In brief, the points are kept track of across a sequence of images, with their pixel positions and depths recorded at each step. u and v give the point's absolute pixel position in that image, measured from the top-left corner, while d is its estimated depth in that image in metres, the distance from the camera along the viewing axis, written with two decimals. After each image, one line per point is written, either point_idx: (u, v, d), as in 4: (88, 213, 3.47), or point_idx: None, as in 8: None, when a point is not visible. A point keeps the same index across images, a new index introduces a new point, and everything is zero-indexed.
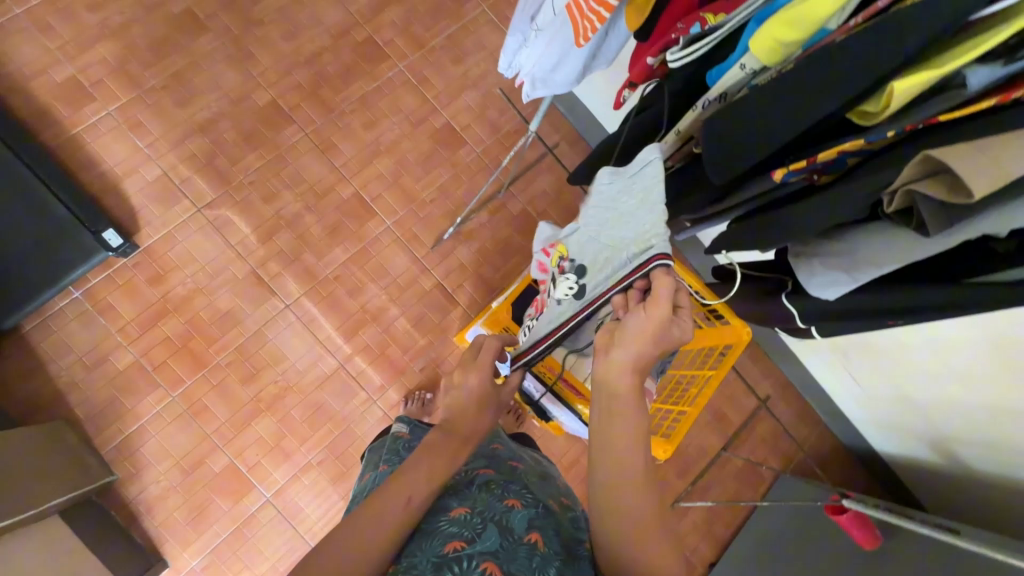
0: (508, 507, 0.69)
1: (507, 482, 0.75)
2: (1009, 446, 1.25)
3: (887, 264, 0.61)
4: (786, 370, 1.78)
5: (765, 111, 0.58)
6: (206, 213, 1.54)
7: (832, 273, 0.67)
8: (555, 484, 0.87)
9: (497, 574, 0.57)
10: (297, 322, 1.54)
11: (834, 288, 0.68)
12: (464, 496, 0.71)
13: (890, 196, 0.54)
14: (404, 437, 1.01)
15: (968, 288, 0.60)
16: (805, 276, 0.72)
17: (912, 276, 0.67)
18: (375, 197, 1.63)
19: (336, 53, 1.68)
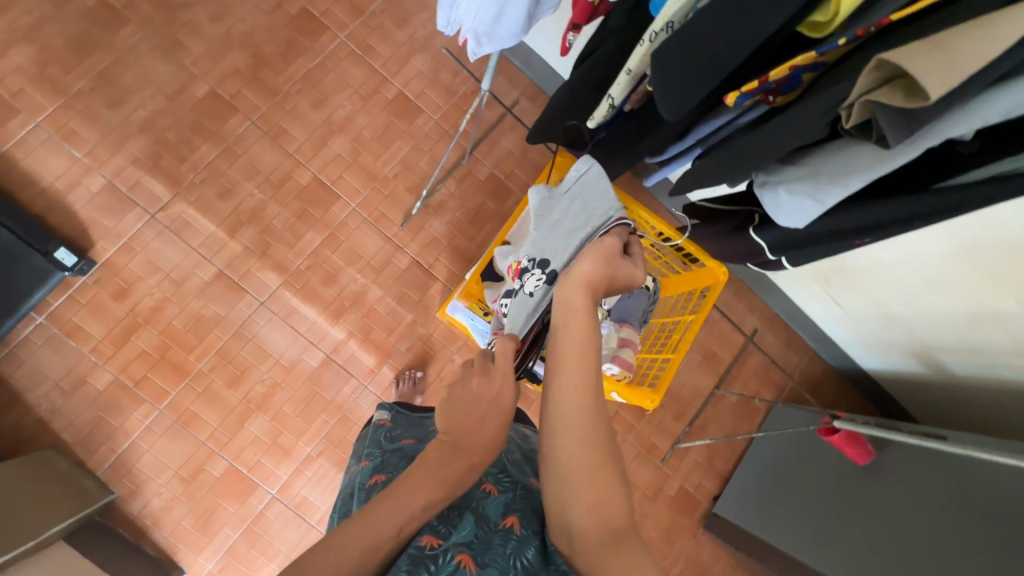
0: (484, 494, 0.71)
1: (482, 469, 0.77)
2: (990, 348, 1.28)
3: (853, 182, 0.59)
4: (771, 303, 1.78)
5: (714, 34, 0.54)
6: (162, 218, 1.47)
7: (799, 200, 0.65)
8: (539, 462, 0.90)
9: (471, 566, 0.59)
10: (275, 317, 1.51)
11: (802, 215, 0.67)
12: None
13: (850, 112, 0.51)
14: (385, 427, 1.02)
15: (935, 195, 0.59)
16: (769, 207, 0.70)
17: (876, 192, 0.65)
18: (336, 180, 1.57)
19: (270, 31, 1.58)
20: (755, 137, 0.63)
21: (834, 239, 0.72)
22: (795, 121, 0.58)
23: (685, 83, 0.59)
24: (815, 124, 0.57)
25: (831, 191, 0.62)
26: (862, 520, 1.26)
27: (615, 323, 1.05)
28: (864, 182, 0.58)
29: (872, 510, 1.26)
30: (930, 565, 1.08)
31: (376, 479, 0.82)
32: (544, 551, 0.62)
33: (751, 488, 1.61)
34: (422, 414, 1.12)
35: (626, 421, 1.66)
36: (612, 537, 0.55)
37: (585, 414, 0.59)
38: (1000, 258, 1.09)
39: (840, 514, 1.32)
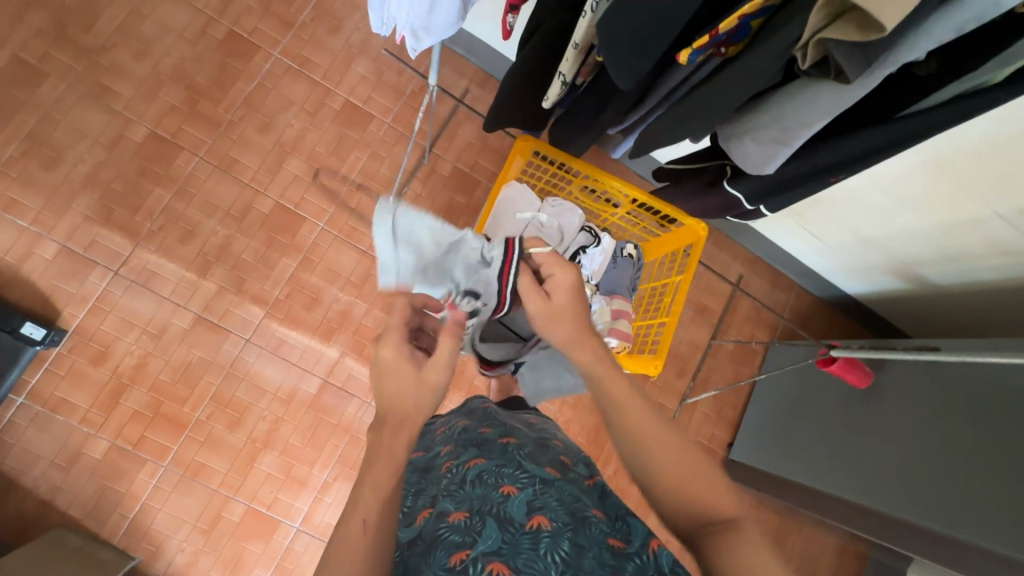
0: (504, 496, 0.76)
1: (500, 470, 0.82)
2: (967, 253, 1.32)
3: (819, 121, 0.59)
4: (752, 247, 1.80)
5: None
6: (126, 273, 1.42)
7: (768, 147, 0.65)
8: (554, 448, 0.96)
9: (503, 571, 0.65)
10: (264, 352, 1.47)
11: (773, 161, 0.66)
12: (460, 498, 0.78)
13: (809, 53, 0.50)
14: None
15: (900, 121, 0.62)
16: (739, 161, 0.69)
17: (843, 128, 0.67)
18: (299, 202, 1.53)
19: (200, 60, 1.52)
20: (714, 92, 0.62)
21: (804, 179, 0.74)
22: (755, 70, 0.57)
23: (636, 52, 0.57)
24: (774, 67, 0.56)
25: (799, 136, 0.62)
26: (873, 441, 1.31)
27: (606, 297, 1.06)
28: (830, 120, 0.58)
29: (881, 429, 1.30)
30: (947, 472, 1.12)
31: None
32: (571, 540, 0.70)
33: (762, 428, 1.65)
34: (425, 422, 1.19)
35: None
36: (716, 522, 0.60)
37: (657, 429, 0.67)
38: (964, 166, 1.11)
39: (849, 438, 1.37)
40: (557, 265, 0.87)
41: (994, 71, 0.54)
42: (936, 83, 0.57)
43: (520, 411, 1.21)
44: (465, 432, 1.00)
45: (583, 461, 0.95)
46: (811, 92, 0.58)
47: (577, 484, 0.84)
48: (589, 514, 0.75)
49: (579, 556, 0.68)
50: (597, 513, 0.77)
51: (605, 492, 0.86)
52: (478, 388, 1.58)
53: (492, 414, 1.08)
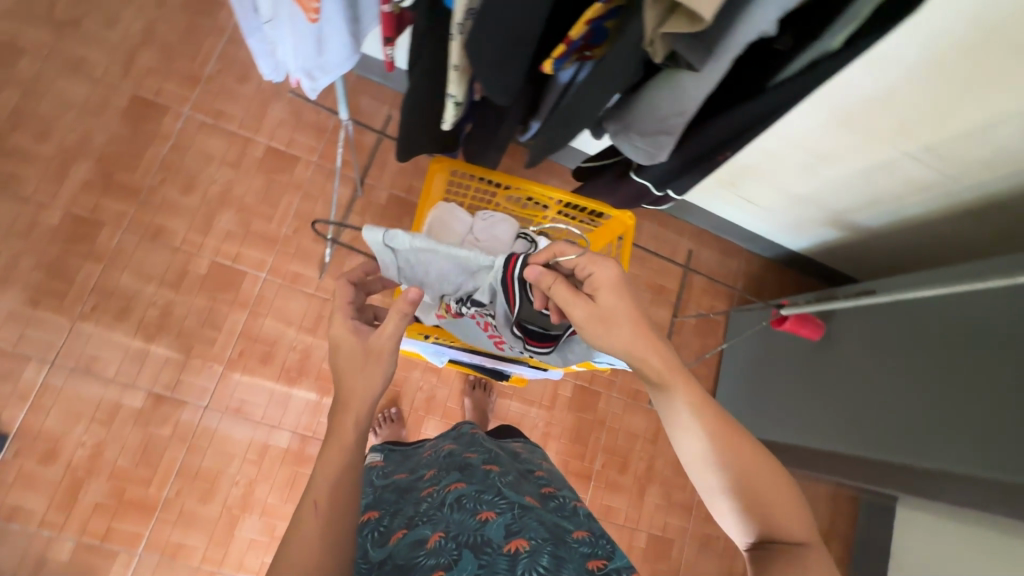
0: (482, 520, 0.76)
1: (479, 495, 0.82)
2: (888, 194, 1.38)
3: (692, 108, 0.61)
4: (696, 221, 1.84)
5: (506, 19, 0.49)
6: (64, 362, 1.36)
7: (654, 138, 0.67)
8: (537, 479, 0.96)
9: None
10: (226, 415, 1.43)
11: (662, 150, 0.68)
12: (437, 522, 0.77)
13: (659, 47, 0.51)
14: (379, 466, 1.06)
15: (768, 93, 0.64)
16: (634, 151, 0.71)
17: (722, 104, 0.69)
18: (236, 256, 1.49)
19: (108, 131, 1.47)
20: (591, 96, 0.63)
21: (703, 157, 0.75)
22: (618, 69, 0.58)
23: (500, 75, 0.54)
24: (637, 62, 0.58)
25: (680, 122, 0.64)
26: (839, 388, 1.35)
27: None
28: (701, 105, 0.60)
29: (844, 376, 1.35)
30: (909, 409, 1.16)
31: (369, 514, 0.86)
32: (551, 553, 0.70)
33: (737, 394, 1.69)
34: (412, 447, 1.18)
35: (605, 379, 1.70)
36: (785, 547, 0.62)
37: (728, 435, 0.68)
38: (865, 115, 1.16)
39: (817, 389, 1.41)
40: (593, 261, 0.80)
41: (837, 35, 0.56)
42: (795, 55, 0.60)
43: (507, 439, 1.20)
44: (451, 456, 1.00)
45: (569, 490, 0.95)
46: (675, 81, 0.60)
47: (560, 509, 0.85)
48: (570, 537, 0.76)
49: (557, 569, 0.68)
50: (578, 535, 0.77)
51: (590, 516, 0.86)
52: (454, 410, 1.57)
53: (476, 438, 1.08)
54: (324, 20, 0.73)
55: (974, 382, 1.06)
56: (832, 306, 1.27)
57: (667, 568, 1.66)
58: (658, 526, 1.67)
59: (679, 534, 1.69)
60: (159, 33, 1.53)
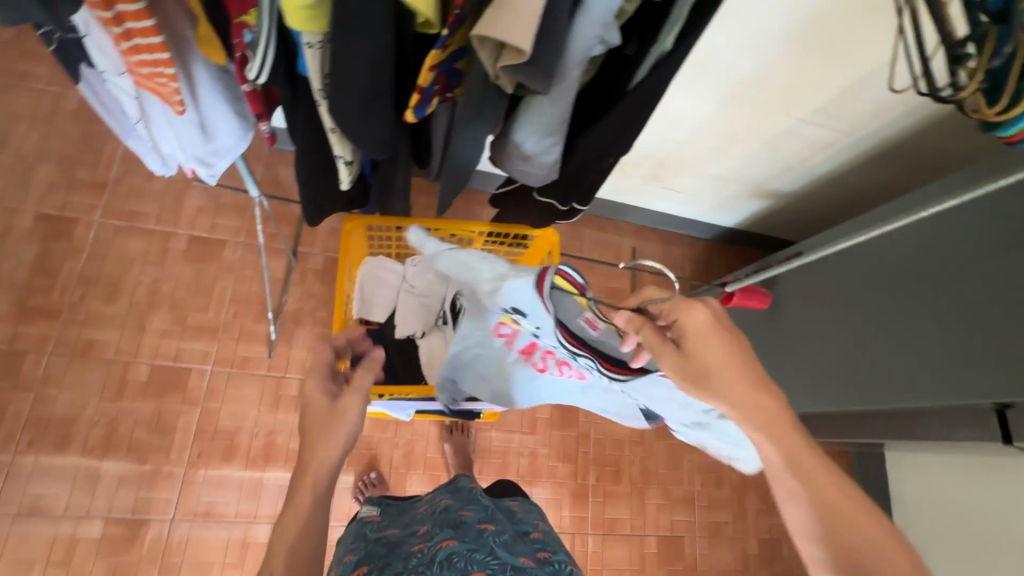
0: None
1: (470, 554, 0.80)
2: (799, 157, 1.44)
3: (561, 121, 0.62)
4: (634, 219, 1.88)
5: (353, 83, 0.49)
6: (6, 510, 1.26)
7: (540, 159, 0.66)
8: (531, 540, 0.92)
9: None
10: (196, 523, 1.34)
11: (551, 168, 0.68)
12: None
13: (505, 81, 0.48)
14: (373, 521, 0.96)
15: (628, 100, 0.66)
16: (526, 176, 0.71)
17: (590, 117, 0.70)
18: (177, 355, 1.43)
19: (16, 255, 1.40)
20: (467, 135, 0.61)
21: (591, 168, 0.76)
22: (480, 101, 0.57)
23: (364, 127, 0.53)
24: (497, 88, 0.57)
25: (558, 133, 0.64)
26: (800, 350, 1.38)
27: None
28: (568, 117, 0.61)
29: (800, 336, 1.38)
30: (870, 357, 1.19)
31: (357, 572, 0.80)
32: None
33: None
34: (408, 500, 1.09)
35: None
36: None
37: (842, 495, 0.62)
38: (753, 91, 1.23)
39: (780, 355, 1.44)
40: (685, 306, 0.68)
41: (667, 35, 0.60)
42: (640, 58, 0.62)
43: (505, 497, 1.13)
44: (447, 511, 0.92)
45: (565, 552, 0.93)
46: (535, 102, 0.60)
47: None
48: None
49: None
50: None
51: None
52: (436, 459, 1.53)
53: (479, 496, 0.99)
54: (199, 103, 0.71)
55: (914, 317, 1.11)
56: (772, 274, 1.30)
57: (683, 567, 1.64)
58: (664, 527, 1.66)
59: (687, 529, 1.68)
60: (55, 146, 1.48)
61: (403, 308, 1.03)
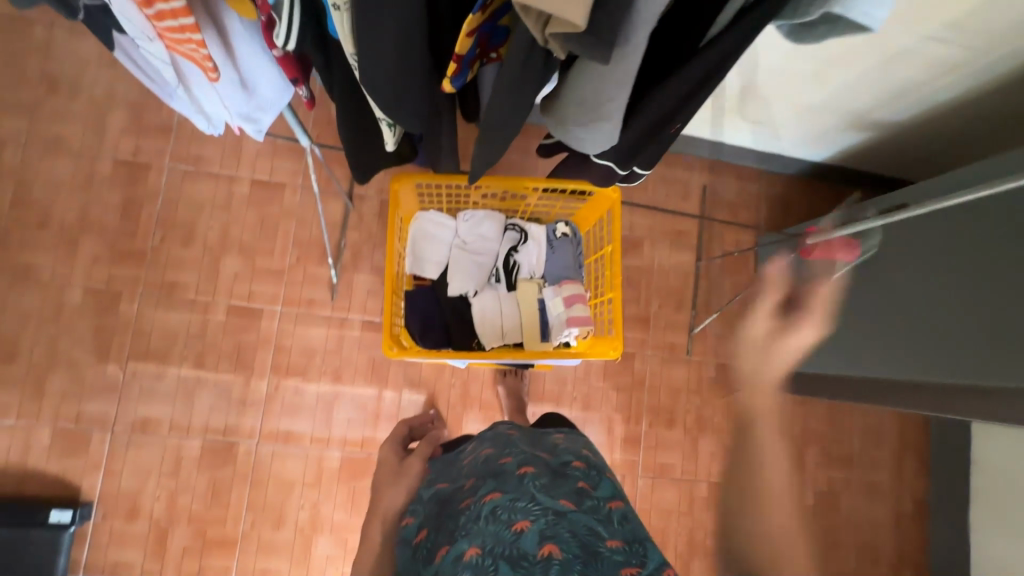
0: (517, 532, 0.74)
1: (511, 499, 0.79)
2: (919, 85, 1.22)
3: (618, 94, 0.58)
4: (704, 153, 1.70)
5: (380, 49, 0.49)
6: (120, 429, 1.42)
7: (590, 127, 0.63)
8: (555, 442, 1.00)
9: (555, 553, 0.71)
10: (275, 447, 1.47)
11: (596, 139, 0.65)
12: (470, 533, 0.76)
13: (551, 41, 0.46)
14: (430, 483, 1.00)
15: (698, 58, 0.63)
16: (576, 147, 0.68)
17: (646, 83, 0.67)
18: (250, 296, 1.51)
19: (102, 201, 1.50)
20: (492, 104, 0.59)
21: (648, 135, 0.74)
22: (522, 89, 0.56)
23: (402, 95, 0.55)
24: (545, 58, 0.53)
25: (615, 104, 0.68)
26: (869, 317, 1.24)
27: (556, 286, 1.03)
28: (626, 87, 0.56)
29: (869, 294, 1.25)
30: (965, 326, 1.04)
31: (420, 536, 0.86)
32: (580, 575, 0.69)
33: None
34: (459, 446, 1.11)
35: (636, 338, 1.66)
36: None
37: None
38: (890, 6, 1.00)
39: (849, 311, 1.29)
40: None
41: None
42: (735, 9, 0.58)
43: (546, 433, 1.06)
44: (486, 456, 0.93)
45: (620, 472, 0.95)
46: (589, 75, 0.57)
47: (595, 512, 0.81)
48: (603, 546, 0.75)
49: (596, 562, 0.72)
50: (612, 545, 0.76)
51: (626, 516, 0.83)
52: (492, 401, 1.57)
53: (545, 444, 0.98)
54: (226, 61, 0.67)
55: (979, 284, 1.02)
56: (857, 228, 1.12)
57: None
58: (717, 473, 1.65)
59: None
60: (122, 91, 1.52)
61: (456, 265, 1.01)
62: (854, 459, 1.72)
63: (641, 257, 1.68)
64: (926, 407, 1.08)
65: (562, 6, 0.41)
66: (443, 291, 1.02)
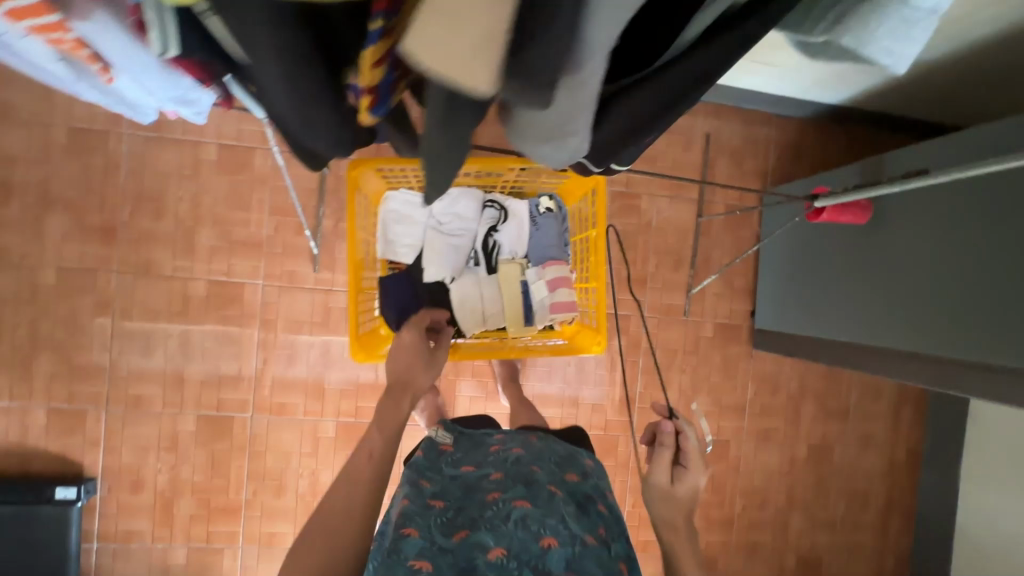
0: (545, 548, 0.73)
1: (544, 516, 0.77)
2: (960, 20, 1.06)
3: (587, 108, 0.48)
4: (708, 98, 1.56)
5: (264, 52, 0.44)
6: (114, 407, 1.42)
7: (554, 143, 0.53)
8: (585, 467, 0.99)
9: None
10: (270, 420, 1.48)
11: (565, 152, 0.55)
12: (497, 532, 0.75)
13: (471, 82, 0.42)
14: (447, 455, 0.98)
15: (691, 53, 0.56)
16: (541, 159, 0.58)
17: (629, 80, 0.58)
18: (230, 270, 1.46)
19: (63, 174, 1.41)
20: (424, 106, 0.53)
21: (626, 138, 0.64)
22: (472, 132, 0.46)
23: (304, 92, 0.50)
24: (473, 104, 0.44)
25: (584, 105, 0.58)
26: (874, 280, 1.16)
27: (540, 269, 0.98)
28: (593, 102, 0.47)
29: (876, 260, 1.17)
30: (976, 300, 0.96)
31: (433, 501, 0.83)
32: None
33: (773, 289, 1.52)
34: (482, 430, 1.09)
35: (632, 300, 1.61)
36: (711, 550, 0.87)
37: None
38: None
39: (856, 273, 1.22)
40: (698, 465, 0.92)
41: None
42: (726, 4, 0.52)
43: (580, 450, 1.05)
44: (518, 461, 0.91)
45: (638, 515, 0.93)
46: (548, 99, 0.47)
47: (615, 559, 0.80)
48: None
49: None
50: None
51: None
52: (485, 368, 1.56)
53: (581, 464, 0.97)
54: (120, 69, 0.62)
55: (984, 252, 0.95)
56: (866, 193, 1.03)
57: (727, 467, 1.67)
58: (711, 430, 1.66)
59: (735, 434, 1.67)
60: None
61: (432, 249, 0.95)
62: (850, 413, 1.72)
63: (637, 215, 1.59)
64: (930, 379, 1.05)
65: (458, 72, 0.37)
66: (418, 276, 0.96)
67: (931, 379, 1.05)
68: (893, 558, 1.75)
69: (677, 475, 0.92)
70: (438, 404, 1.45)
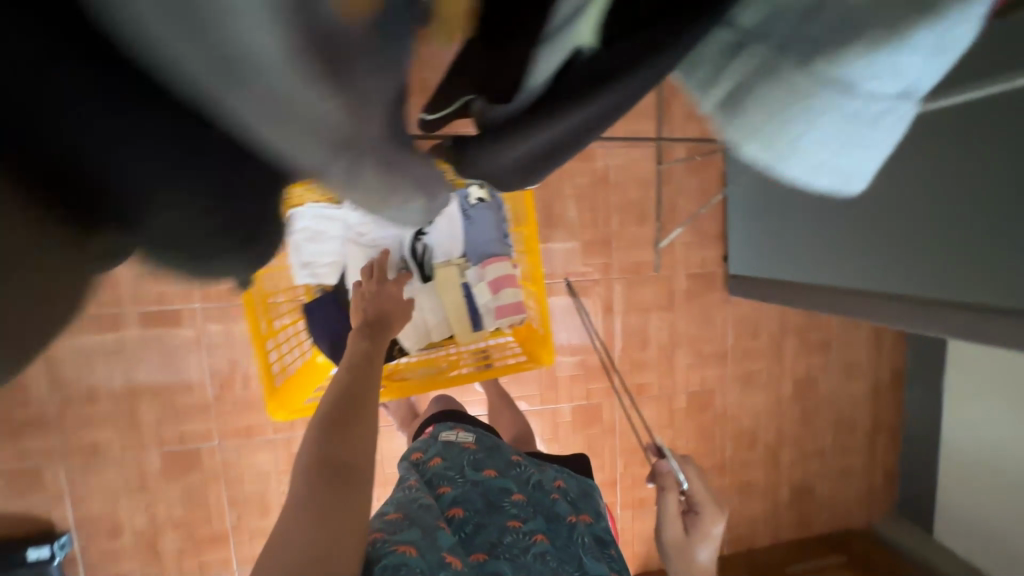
0: None
1: (560, 558, 0.83)
2: None
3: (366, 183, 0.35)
4: None
5: None
6: (70, 458, 1.35)
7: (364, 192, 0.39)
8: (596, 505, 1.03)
9: None
10: (239, 444, 1.42)
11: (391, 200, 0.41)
12: (515, 561, 0.80)
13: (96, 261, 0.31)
14: (467, 454, 1.02)
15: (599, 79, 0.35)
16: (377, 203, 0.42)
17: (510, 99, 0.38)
18: (161, 297, 1.34)
19: None
20: None
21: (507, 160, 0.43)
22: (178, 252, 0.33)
23: None
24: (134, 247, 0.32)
25: (416, 149, 0.39)
26: (852, 215, 1.08)
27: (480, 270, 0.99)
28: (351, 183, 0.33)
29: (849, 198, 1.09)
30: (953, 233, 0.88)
31: (454, 509, 0.89)
32: None
33: (745, 233, 1.44)
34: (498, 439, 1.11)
35: (599, 264, 1.52)
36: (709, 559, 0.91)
37: None
38: None
39: (833, 211, 1.13)
40: (713, 512, 0.90)
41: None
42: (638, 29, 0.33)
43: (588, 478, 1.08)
44: (539, 488, 0.96)
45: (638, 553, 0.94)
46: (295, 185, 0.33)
47: None
48: None
49: None
50: None
51: None
52: None
53: (595, 503, 1.01)
54: None
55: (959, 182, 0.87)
56: None
57: (714, 415, 1.66)
58: (695, 382, 1.63)
59: (719, 382, 1.64)
60: None
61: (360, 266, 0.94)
62: (832, 343, 1.69)
63: (593, 171, 1.47)
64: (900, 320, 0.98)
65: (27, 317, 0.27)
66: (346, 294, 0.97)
67: (899, 318, 0.98)
68: (882, 474, 1.79)
69: (690, 524, 0.90)
70: (409, 403, 1.38)
